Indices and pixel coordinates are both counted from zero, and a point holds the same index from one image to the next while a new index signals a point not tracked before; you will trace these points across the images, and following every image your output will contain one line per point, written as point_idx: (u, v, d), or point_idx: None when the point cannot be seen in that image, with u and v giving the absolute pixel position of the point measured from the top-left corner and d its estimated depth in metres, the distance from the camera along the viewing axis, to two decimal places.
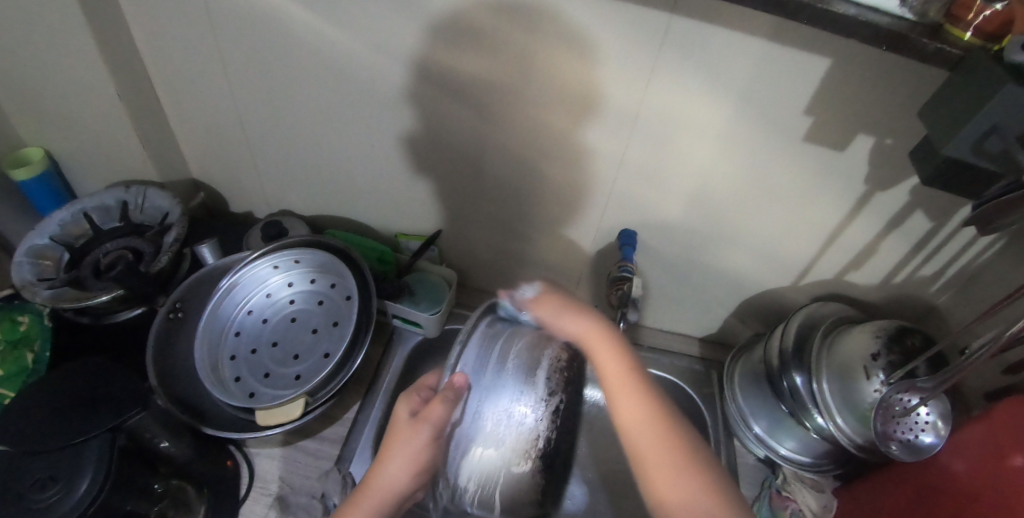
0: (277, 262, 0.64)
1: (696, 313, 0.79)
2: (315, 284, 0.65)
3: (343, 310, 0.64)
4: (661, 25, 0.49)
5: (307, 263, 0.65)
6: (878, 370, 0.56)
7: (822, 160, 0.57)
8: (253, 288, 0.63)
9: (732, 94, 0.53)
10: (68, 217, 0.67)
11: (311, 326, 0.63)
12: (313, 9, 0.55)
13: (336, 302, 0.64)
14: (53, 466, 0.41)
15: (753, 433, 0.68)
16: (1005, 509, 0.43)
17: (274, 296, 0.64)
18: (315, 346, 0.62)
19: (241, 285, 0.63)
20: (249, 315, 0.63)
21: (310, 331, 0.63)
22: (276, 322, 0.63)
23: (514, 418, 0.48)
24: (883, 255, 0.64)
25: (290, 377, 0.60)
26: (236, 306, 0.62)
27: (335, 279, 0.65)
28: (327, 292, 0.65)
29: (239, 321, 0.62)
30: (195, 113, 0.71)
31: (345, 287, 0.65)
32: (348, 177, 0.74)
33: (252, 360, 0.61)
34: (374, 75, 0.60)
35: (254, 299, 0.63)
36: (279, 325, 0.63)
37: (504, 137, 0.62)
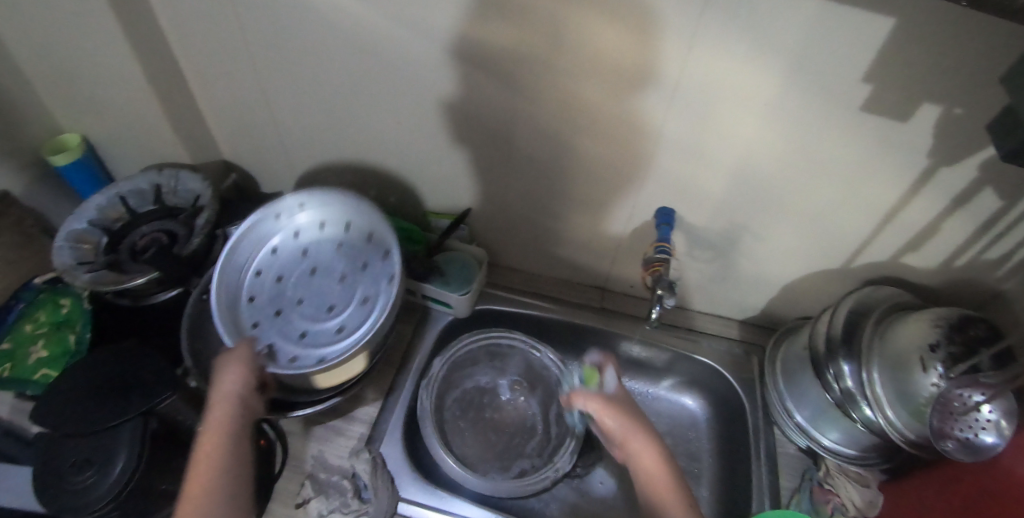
0: (301, 202, 0.61)
1: (737, 294, 0.75)
2: (348, 231, 0.62)
3: (368, 251, 0.61)
4: None
5: (327, 211, 0.62)
6: (936, 362, 0.51)
7: (880, 132, 0.51)
8: (253, 247, 0.60)
9: (782, 61, 0.48)
10: (105, 201, 0.69)
11: (337, 274, 0.60)
12: None
13: (369, 250, 0.61)
14: (89, 449, 0.43)
15: (794, 421, 0.65)
16: None
17: (295, 249, 0.61)
18: (345, 293, 0.59)
19: (240, 244, 0.59)
20: (259, 276, 0.59)
21: (336, 278, 0.60)
22: (299, 271, 0.60)
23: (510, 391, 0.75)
24: (945, 236, 0.59)
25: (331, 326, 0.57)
26: (240, 269, 0.59)
27: (347, 221, 0.62)
28: (349, 237, 0.61)
29: (249, 283, 0.59)
30: (223, 93, 0.70)
31: (362, 226, 0.62)
32: (376, 155, 0.72)
33: (279, 322, 0.57)
34: (398, 50, 0.58)
35: (258, 259, 0.60)
36: (302, 278, 0.59)
37: (535, 111, 0.59)
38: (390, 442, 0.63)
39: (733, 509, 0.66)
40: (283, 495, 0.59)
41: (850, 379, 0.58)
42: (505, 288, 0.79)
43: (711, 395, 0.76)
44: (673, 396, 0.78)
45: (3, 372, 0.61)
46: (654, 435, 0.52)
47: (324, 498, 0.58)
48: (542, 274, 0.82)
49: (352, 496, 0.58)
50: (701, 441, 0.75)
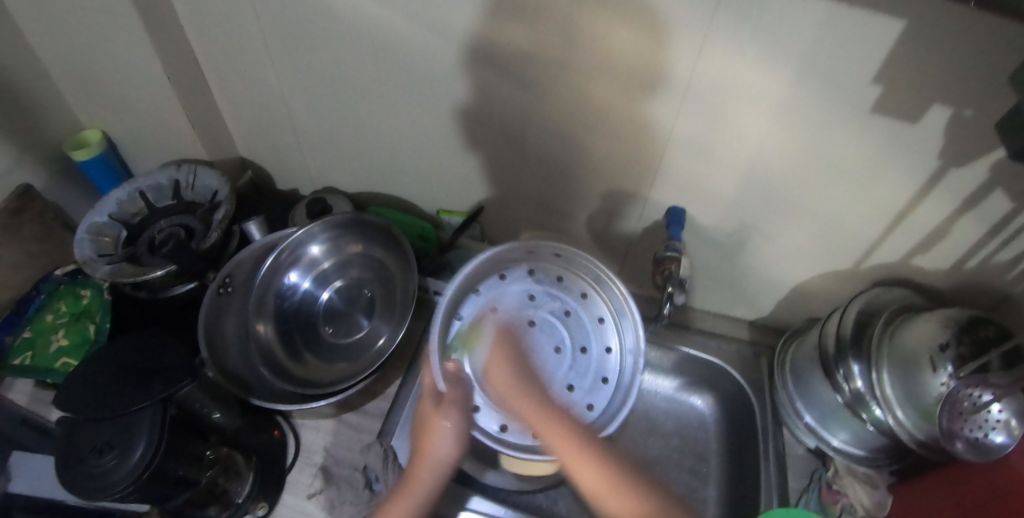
0: (504, 271, 0.63)
1: (746, 295, 0.76)
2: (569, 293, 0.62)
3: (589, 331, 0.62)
4: None
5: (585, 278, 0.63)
6: (946, 362, 0.51)
7: (891, 133, 0.52)
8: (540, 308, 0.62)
9: (793, 61, 0.49)
10: (124, 196, 0.70)
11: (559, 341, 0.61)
12: None
13: (560, 293, 0.63)
14: (111, 433, 0.44)
15: (804, 422, 0.65)
16: None
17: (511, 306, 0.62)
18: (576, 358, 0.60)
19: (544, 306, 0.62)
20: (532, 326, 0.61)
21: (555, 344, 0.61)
22: (506, 320, 0.60)
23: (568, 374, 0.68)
24: (955, 238, 0.59)
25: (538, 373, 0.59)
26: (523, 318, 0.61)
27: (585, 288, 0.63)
28: (542, 286, 0.63)
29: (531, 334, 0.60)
30: (241, 92, 0.72)
31: (576, 287, 0.63)
32: (390, 154, 0.73)
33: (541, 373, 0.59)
34: (414, 50, 0.59)
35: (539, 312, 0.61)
36: (517, 330, 0.60)
37: (548, 110, 0.60)
38: (401, 435, 0.62)
39: (741, 509, 0.66)
40: (295, 486, 0.59)
41: (860, 380, 0.58)
42: None
43: (719, 395, 0.76)
44: (682, 396, 0.78)
45: (25, 360, 0.63)
46: (592, 435, 0.50)
47: (335, 490, 0.59)
48: None
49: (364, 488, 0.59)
50: (709, 442, 0.75)
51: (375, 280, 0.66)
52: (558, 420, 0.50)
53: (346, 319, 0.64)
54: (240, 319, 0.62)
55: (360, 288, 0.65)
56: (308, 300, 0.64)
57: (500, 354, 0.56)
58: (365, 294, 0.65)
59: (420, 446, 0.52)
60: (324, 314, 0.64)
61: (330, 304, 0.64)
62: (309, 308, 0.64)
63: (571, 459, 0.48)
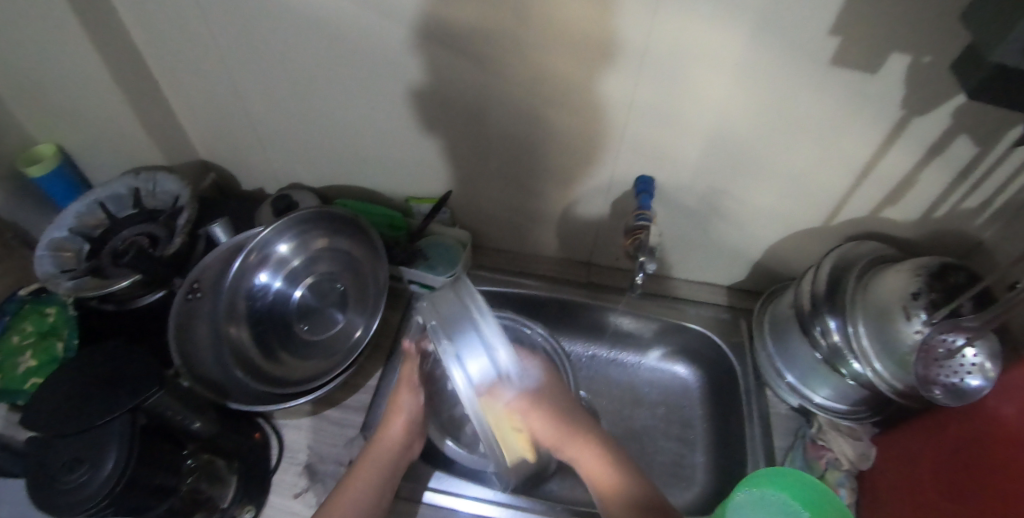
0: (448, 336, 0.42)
1: (722, 260, 0.76)
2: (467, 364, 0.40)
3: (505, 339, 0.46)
4: None
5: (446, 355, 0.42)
6: (918, 310, 0.52)
7: (852, 86, 0.51)
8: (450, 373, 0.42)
9: (746, 17, 0.48)
10: (83, 208, 0.68)
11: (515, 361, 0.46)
12: None
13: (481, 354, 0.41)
14: (80, 448, 0.43)
15: (785, 382, 0.66)
16: None
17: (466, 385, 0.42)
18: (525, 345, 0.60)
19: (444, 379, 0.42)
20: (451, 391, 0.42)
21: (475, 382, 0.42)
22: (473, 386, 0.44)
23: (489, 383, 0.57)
24: (923, 187, 0.59)
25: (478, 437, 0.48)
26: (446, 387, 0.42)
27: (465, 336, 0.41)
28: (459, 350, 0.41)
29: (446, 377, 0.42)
30: (194, 93, 0.70)
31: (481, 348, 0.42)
32: (354, 145, 0.72)
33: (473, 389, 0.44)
34: (365, 35, 0.57)
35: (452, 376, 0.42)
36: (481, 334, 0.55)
37: (506, 87, 0.59)
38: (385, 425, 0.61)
39: (730, 472, 0.66)
40: (281, 486, 0.59)
41: (837, 335, 0.58)
42: (492, 270, 0.79)
43: (702, 362, 0.76)
44: (664, 365, 0.78)
45: None
46: (602, 432, 0.52)
47: (320, 487, 0.58)
48: (526, 254, 0.82)
49: None
50: (694, 409, 0.75)
51: (346, 272, 0.65)
52: (565, 426, 0.50)
53: (320, 314, 0.64)
54: (211, 324, 0.61)
55: (331, 281, 0.64)
56: (281, 299, 0.63)
57: (538, 406, 0.48)
58: (336, 288, 0.64)
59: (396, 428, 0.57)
60: (298, 312, 0.63)
61: (304, 301, 0.63)
62: (283, 308, 0.63)
63: (588, 461, 0.49)
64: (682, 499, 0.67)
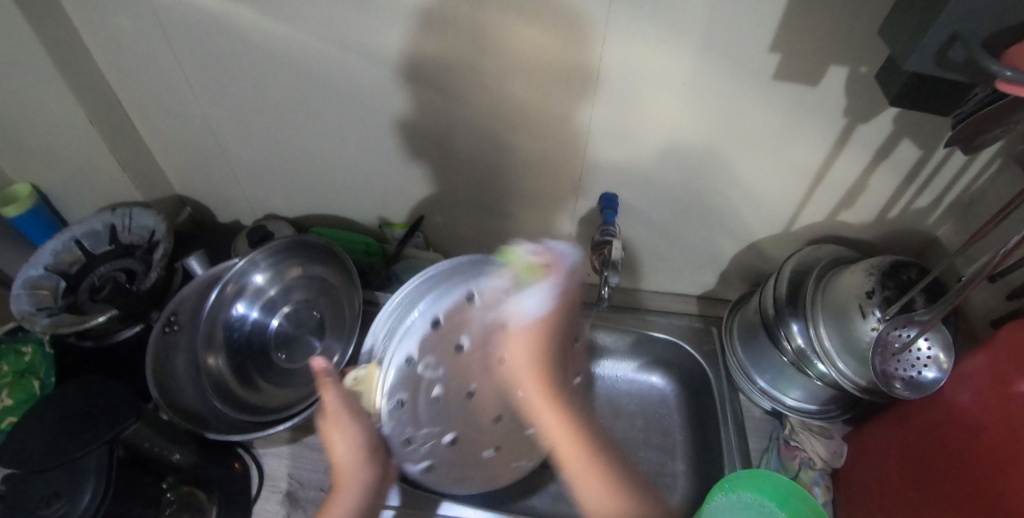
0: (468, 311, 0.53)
1: (691, 270, 0.78)
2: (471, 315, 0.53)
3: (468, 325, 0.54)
4: None
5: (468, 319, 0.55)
6: (873, 308, 0.54)
7: (796, 97, 0.54)
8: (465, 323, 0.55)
9: (695, 39, 0.51)
10: (60, 246, 0.69)
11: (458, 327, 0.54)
12: (258, 8, 0.54)
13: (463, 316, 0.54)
14: (56, 483, 0.43)
15: (757, 387, 0.67)
16: (1007, 434, 0.43)
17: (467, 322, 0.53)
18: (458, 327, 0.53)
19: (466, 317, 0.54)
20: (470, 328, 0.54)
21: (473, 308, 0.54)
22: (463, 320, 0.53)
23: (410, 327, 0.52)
24: (874, 190, 0.62)
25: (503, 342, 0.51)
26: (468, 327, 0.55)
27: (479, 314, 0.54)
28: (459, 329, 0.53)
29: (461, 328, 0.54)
30: (169, 131, 0.72)
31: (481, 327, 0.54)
32: (327, 174, 0.74)
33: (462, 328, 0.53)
34: (333, 67, 0.59)
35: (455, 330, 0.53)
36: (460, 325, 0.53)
37: (470, 113, 0.61)
38: None
39: (709, 479, 0.67)
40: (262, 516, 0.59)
41: (801, 338, 0.60)
42: None
43: (677, 372, 0.77)
44: (641, 376, 0.79)
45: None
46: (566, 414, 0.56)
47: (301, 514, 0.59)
48: None
49: None
50: (672, 417, 0.76)
51: (320, 298, 0.66)
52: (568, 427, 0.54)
53: (297, 342, 0.65)
54: (189, 356, 0.61)
55: (308, 308, 0.65)
56: (259, 329, 0.64)
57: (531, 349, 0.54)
58: (313, 315, 0.66)
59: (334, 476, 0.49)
60: (276, 340, 0.64)
61: (281, 329, 0.64)
62: (260, 337, 0.64)
63: (573, 460, 0.53)
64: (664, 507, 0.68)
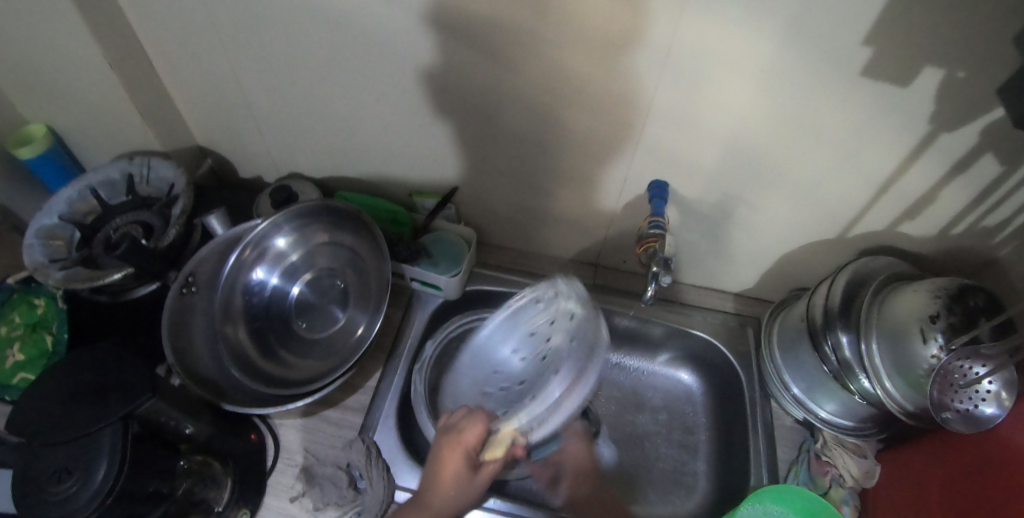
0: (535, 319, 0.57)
1: (732, 268, 0.74)
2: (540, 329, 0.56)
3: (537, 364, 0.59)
4: None
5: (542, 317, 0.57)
6: (936, 332, 0.50)
7: (879, 98, 0.49)
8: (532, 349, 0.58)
9: (779, 23, 0.45)
10: (75, 194, 0.66)
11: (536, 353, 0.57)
12: None
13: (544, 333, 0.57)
14: (68, 458, 0.41)
15: (791, 394, 0.65)
16: None
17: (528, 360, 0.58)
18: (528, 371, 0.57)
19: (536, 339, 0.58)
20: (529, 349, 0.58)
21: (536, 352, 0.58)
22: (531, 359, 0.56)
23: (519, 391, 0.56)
24: (944, 203, 0.57)
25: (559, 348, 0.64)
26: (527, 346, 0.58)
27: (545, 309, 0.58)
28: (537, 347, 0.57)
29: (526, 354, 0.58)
30: (192, 77, 0.67)
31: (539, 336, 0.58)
32: (357, 136, 0.69)
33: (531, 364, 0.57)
34: (373, 22, 0.54)
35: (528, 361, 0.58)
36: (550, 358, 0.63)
37: (519, 84, 0.56)
38: (384, 430, 0.61)
39: (731, 483, 0.66)
40: (277, 489, 0.58)
41: (848, 350, 0.57)
42: (497, 267, 0.77)
43: (706, 370, 0.75)
44: (668, 370, 0.77)
45: None
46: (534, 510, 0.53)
47: (317, 491, 0.58)
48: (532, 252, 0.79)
49: (348, 487, 0.58)
50: (697, 416, 0.74)
51: (346, 268, 0.63)
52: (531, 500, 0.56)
53: (319, 311, 0.62)
54: (207, 320, 0.59)
55: (331, 278, 0.62)
56: (277, 297, 0.60)
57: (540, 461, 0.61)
58: (336, 285, 0.63)
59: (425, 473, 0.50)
60: (296, 308, 0.61)
61: (302, 297, 0.61)
62: (280, 304, 0.60)
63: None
64: (681, 507, 0.67)
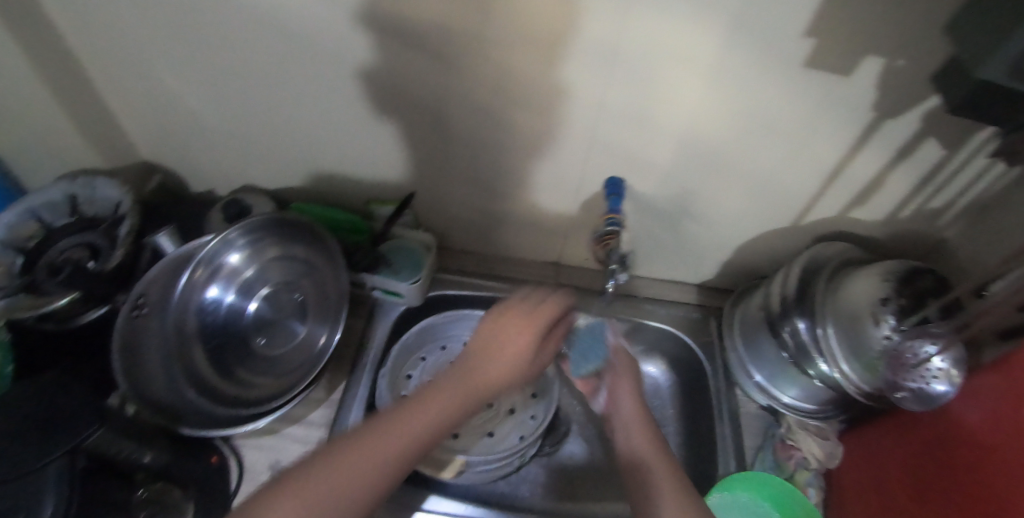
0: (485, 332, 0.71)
1: (692, 261, 0.74)
2: None
3: None
4: None
5: None
6: (887, 315, 0.52)
7: (824, 89, 0.50)
8: None
9: (723, 18, 0.45)
10: (14, 217, 0.63)
11: None
12: None
13: None
14: (11, 498, 0.40)
15: (753, 381, 0.65)
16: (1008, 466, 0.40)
17: None
18: None
19: None
20: None
21: None
22: None
23: None
24: (890, 189, 0.59)
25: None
26: None
27: None
28: None
29: None
30: (132, 91, 0.64)
31: None
32: (306, 144, 0.67)
33: None
34: (313, 27, 0.52)
35: None
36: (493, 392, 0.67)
37: (466, 86, 0.55)
38: None
39: (701, 473, 0.67)
40: None
41: (806, 336, 0.57)
42: (460, 271, 0.76)
43: (673, 362, 0.76)
44: None
45: None
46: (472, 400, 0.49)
47: None
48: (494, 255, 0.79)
49: None
50: (666, 407, 0.75)
51: (303, 281, 0.62)
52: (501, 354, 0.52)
53: (278, 327, 0.61)
54: (161, 343, 0.56)
55: (289, 292, 0.61)
56: (234, 315, 0.59)
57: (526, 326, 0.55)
58: (294, 298, 0.62)
59: (470, 355, 0.52)
60: (254, 325, 0.60)
61: (260, 314, 0.60)
62: (236, 323, 0.59)
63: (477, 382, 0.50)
64: None
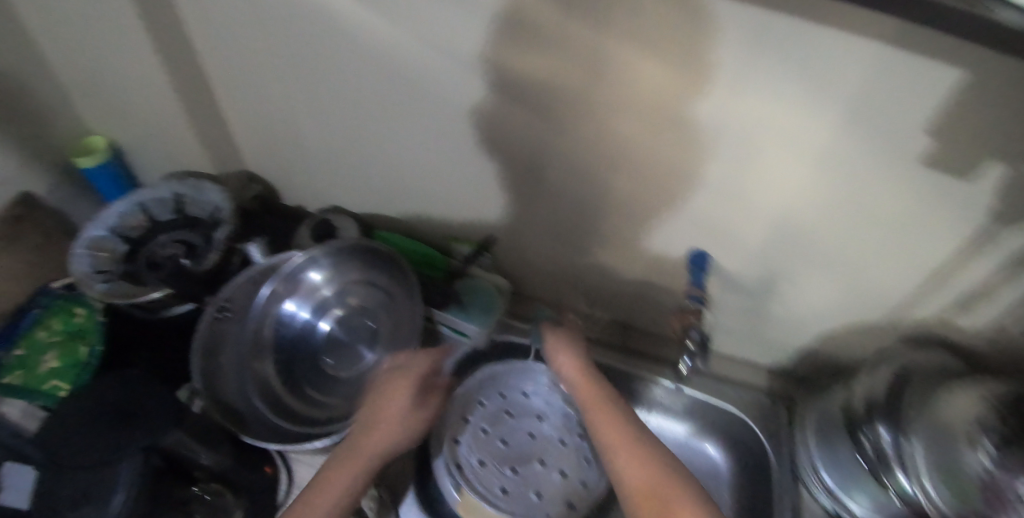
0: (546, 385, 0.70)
1: (769, 342, 0.72)
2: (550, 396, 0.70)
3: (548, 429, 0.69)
4: (761, 21, 0.40)
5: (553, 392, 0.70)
6: (984, 439, 0.45)
7: (940, 186, 0.47)
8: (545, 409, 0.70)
9: (836, 106, 0.44)
10: (125, 209, 0.67)
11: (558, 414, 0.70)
12: None
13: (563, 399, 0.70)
14: (91, 484, 0.45)
15: (820, 482, 0.62)
16: None
17: (541, 420, 0.69)
18: (544, 430, 0.69)
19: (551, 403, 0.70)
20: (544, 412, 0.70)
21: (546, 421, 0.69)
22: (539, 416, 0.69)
23: (513, 446, 0.67)
24: (1001, 300, 0.55)
25: (557, 443, 0.68)
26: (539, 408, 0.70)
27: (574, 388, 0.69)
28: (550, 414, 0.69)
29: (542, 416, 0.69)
30: (248, 110, 0.70)
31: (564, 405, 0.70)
32: (399, 176, 0.70)
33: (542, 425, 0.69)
34: (426, 74, 0.55)
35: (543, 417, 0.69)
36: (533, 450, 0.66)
37: (565, 145, 0.57)
38: None
39: None
40: None
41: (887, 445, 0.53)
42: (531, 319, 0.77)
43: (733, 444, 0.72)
44: (694, 442, 0.74)
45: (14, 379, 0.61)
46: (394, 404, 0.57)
47: None
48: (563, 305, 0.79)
49: None
50: (720, 491, 0.71)
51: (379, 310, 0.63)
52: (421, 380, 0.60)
53: (347, 350, 0.62)
54: (236, 350, 0.59)
55: (363, 317, 0.62)
56: (306, 331, 0.61)
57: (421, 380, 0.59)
58: (367, 324, 0.62)
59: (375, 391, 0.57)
60: (324, 344, 0.61)
61: (331, 335, 0.61)
62: (308, 339, 0.61)
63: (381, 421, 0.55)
64: None
